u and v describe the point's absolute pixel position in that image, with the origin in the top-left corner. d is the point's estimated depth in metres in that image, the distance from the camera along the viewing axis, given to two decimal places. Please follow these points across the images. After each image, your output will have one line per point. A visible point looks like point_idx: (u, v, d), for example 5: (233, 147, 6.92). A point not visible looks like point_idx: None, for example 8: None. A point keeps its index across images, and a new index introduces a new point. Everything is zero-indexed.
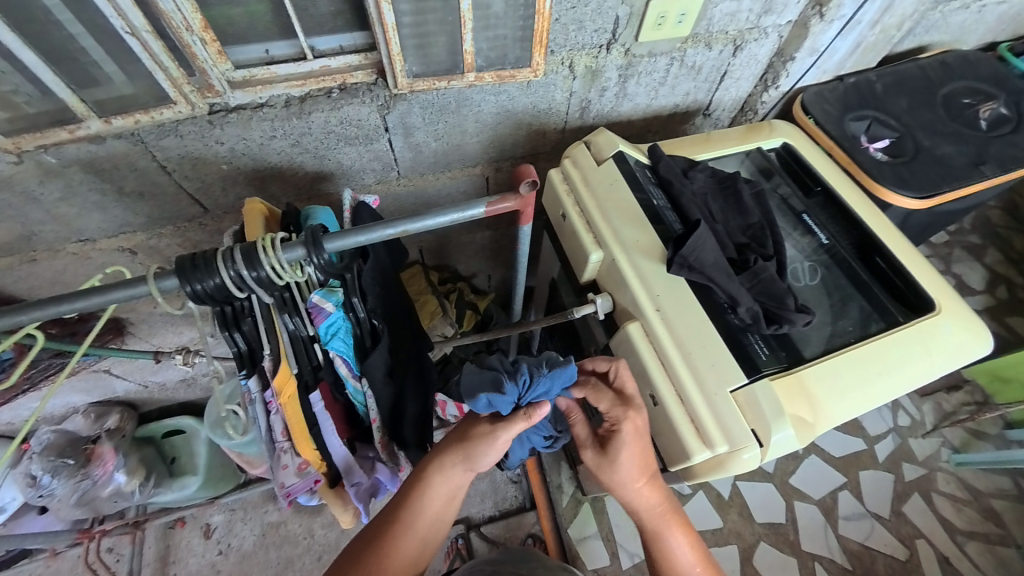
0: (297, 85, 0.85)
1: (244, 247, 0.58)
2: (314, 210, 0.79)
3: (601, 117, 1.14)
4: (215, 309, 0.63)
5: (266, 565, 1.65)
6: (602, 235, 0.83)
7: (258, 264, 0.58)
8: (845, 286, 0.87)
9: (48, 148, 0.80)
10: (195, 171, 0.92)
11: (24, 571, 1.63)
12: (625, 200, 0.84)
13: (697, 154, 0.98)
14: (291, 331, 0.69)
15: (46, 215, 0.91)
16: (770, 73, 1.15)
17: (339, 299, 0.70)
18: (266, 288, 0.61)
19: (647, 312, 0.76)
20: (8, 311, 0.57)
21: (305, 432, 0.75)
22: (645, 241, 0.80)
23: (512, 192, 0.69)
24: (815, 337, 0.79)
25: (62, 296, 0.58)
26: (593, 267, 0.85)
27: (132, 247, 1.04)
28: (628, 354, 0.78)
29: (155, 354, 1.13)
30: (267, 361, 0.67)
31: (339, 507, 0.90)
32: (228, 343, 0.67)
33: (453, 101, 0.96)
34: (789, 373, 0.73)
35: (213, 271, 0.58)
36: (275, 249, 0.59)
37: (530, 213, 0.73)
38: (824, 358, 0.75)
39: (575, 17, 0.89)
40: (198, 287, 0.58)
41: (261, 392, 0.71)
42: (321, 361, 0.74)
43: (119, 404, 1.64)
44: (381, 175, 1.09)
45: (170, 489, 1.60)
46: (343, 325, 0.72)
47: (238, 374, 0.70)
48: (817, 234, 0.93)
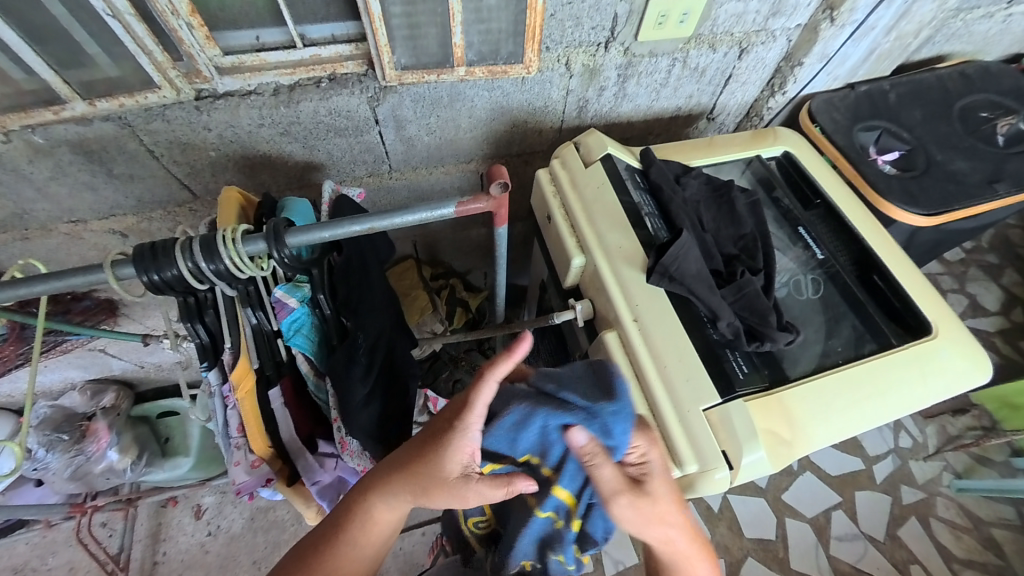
0: (286, 73, 0.85)
1: (204, 238, 0.58)
2: (290, 201, 0.78)
3: (599, 117, 1.11)
4: (179, 297, 0.64)
5: (253, 549, 1.66)
6: (585, 240, 0.80)
7: (217, 255, 0.58)
8: (839, 303, 0.84)
9: (35, 128, 0.80)
10: (184, 156, 0.92)
11: (20, 539, 1.66)
12: (611, 204, 0.81)
13: (694, 159, 0.96)
14: (254, 325, 0.69)
15: (37, 194, 0.92)
16: (777, 78, 1.11)
17: (304, 294, 0.71)
18: (227, 280, 0.61)
19: (625, 322, 0.73)
20: None
21: (260, 429, 0.73)
22: (628, 249, 0.77)
23: (485, 192, 0.66)
24: (804, 356, 0.76)
25: (20, 280, 0.58)
26: (576, 273, 0.83)
27: (124, 230, 1.05)
28: (606, 363, 0.76)
29: (145, 337, 1.14)
30: (228, 354, 0.68)
31: (302, 502, 0.89)
32: (190, 334, 0.68)
33: (445, 95, 0.94)
34: (768, 393, 0.70)
35: (172, 261, 0.57)
36: (236, 241, 0.58)
37: (505, 214, 0.71)
38: (808, 378, 0.72)
39: (572, 13, 0.86)
40: (157, 275, 0.57)
41: (219, 385, 0.72)
42: (284, 357, 0.74)
43: (116, 382, 1.66)
44: (373, 168, 1.08)
45: (162, 469, 1.62)
46: (307, 321, 0.72)
47: (199, 366, 0.70)
48: (815, 249, 0.89)
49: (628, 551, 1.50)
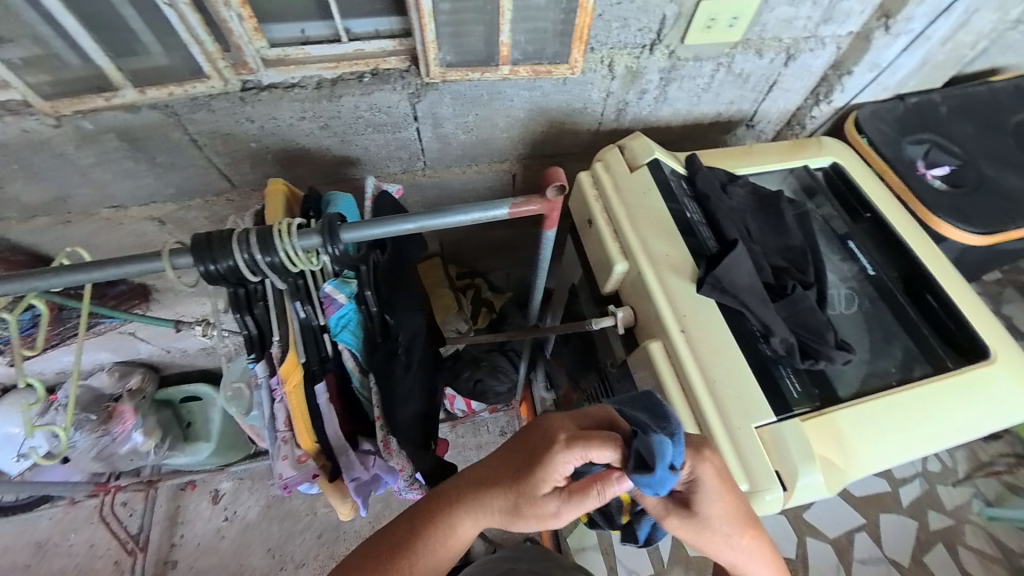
0: (329, 67, 0.85)
1: (260, 231, 0.58)
2: (335, 197, 0.78)
3: (637, 121, 1.09)
4: (228, 289, 0.64)
5: (268, 537, 1.68)
6: (629, 246, 0.78)
7: (273, 249, 0.58)
8: (889, 322, 0.81)
9: (85, 114, 0.81)
10: (225, 147, 0.93)
11: (44, 515, 1.70)
12: (656, 211, 0.80)
13: (738, 167, 0.93)
14: (303, 319, 0.70)
15: (81, 179, 0.93)
16: (823, 87, 1.08)
17: (352, 290, 0.72)
18: (278, 273, 0.60)
19: (670, 331, 0.71)
20: (27, 276, 0.58)
21: (306, 424, 0.73)
22: (675, 257, 0.76)
23: (539, 194, 0.66)
24: (850, 374, 0.74)
25: (80, 265, 0.59)
26: (616, 279, 0.81)
27: (161, 217, 1.07)
28: (646, 373, 0.74)
29: (177, 324, 1.18)
30: (277, 348, 0.68)
31: (337, 499, 0.85)
32: (239, 325, 0.68)
33: (485, 94, 0.93)
34: (818, 413, 0.68)
35: (228, 253, 0.57)
36: (291, 234, 0.58)
37: (556, 218, 0.70)
38: (859, 400, 0.70)
39: (619, 14, 0.85)
40: (212, 267, 0.57)
41: (267, 378, 0.72)
42: (329, 353, 0.76)
43: (142, 365, 1.69)
44: (407, 164, 1.08)
45: (183, 453, 1.65)
46: (355, 317, 0.73)
47: (247, 358, 0.71)
48: (861, 262, 0.87)
49: (643, 562, 1.48)
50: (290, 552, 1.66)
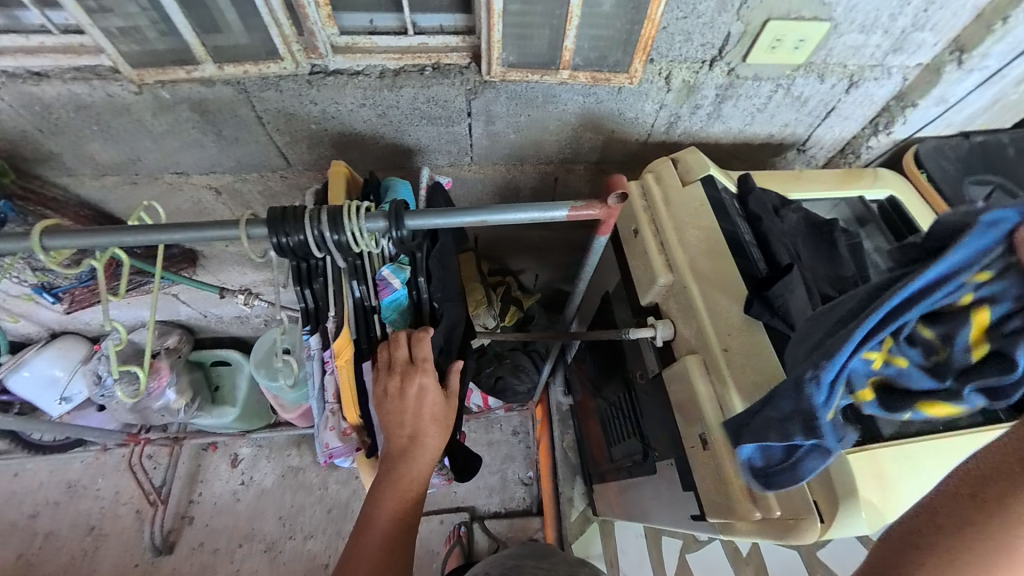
0: (393, 58, 0.87)
1: (332, 209, 0.60)
2: (394, 184, 0.83)
3: (687, 135, 1.09)
4: (293, 262, 0.67)
5: (280, 505, 1.75)
6: (674, 260, 0.80)
7: (342, 228, 0.60)
8: None
9: (166, 84, 0.86)
10: (287, 126, 0.97)
11: (77, 458, 1.80)
12: (710, 227, 0.79)
13: (788, 192, 0.93)
14: (356, 297, 0.72)
15: (153, 145, 0.99)
16: (884, 117, 1.05)
17: (406, 277, 0.76)
18: (342, 252, 0.63)
19: (713, 349, 0.71)
20: (118, 231, 0.62)
21: (354, 401, 0.76)
22: (725, 276, 0.75)
23: (599, 200, 0.66)
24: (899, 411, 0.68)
25: (165, 225, 0.62)
26: (658, 291, 0.82)
27: (219, 187, 1.12)
28: (683, 386, 0.74)
29: (222, 291, 1.24)
30: (331, 324, 0.70)
31: (372, 473, 0.88)
32: (298, 298, 0.71)
33: (540, 96, 0.95)
34: (862, 449, 0.64)
35: (299, 227, 0.60)
36: (359, 216, 0.61)
37: (611, 225, 0.71)
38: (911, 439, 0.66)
39: (685, 28, 0.85)
40: (284, 239, 0.60)
41: (320, 350, 0.75)
42: (378, 334, 0.76)
43: (180, 326, 1.77)
44: (454, 158, 1.10)
45: (210, 415, 1.72)
46: (403, 301, 0.77)
47: (303, 329, 0.74)
48: None
49: None
50: (300, 522, 1.73)
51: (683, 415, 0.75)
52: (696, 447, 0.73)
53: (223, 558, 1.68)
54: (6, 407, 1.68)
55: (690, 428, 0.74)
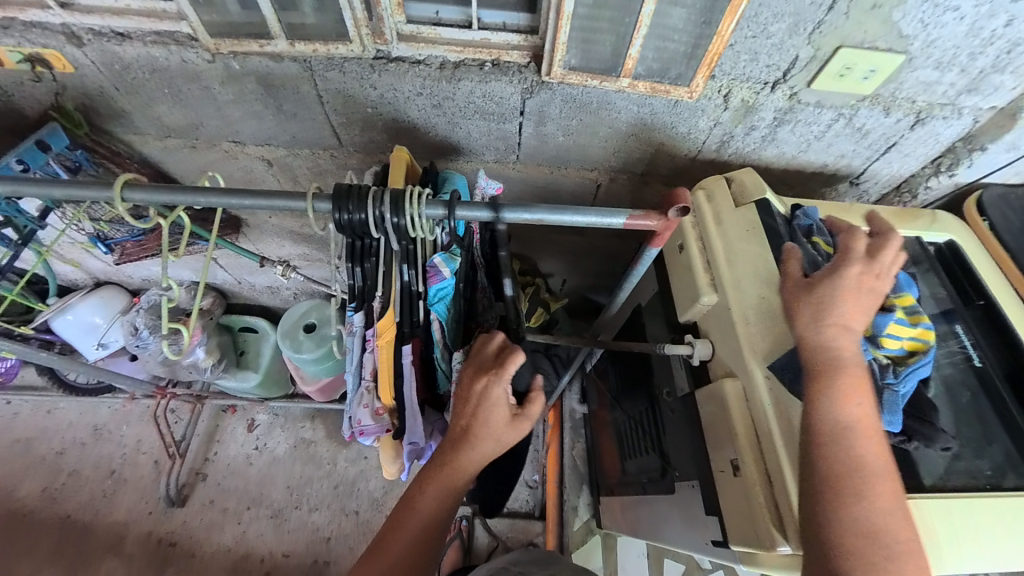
0: (455, 50, 0.89)
1: (395, 192, 0.61)
2: (452, 176, 0.83)
3: (738, 156, 1.07)
4: (349, 240, 0.69)
5: (290, 474, 1.80)
6: (721, 279, 0.78)
7: (402, 212, 0.61)
8: (990, 422, 0.75)
9: (237, 55, 0.90)
10: (344, 108, 0.99)
11: (106, 403, 1.88)
12: (760, 252, 0.79)
13: (845, 224, 0.91)
14: (404, 282, 0.73)
15: (217, 113, 1.03)
16: (947, 158, 1.02)
17: (456, 267, 0.76)
18: (398, 235, 0.64)
19: (756, 375, 0.69)
20: (192, 191, 0.66)
21: (389, 381, 0.76)
22: (772, 302, 0.74)
23: (658, 211, 0.66)
24: (936, 462, 0.70)
25: (237, 191, 0.65)
26: (701, 309, 0.80)
27: (271, 159, 1.16)
28: (719, 410, 0.72)
29: (262, 260, 1.28)
30: (377, 304, 0.72)
31: (389, 457, 0.88)
32: (348, 274, 0.73)
33: (595, 101, 0.94)
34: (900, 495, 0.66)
35: (362, 206, 0.61)
36: (420, 202, 0.62)
37: (665, 238, 0.70)
38: (946, 493, 0.67)
39: (751, 47, 0.83)
40: (345, 216, 0.61)
41: (362, 328, 0.76)
42: (421, 319, 0.77)
43: (214, 289, 1.83)
44: (500, 155, 1.11)
45: (233, 377, 1.77)
46: (450, 292, 0.77)
47: (349, 305, 0.76)
48: (967, 347, 0.81)
49: None
50: (307, 493, 1.77)
51: (715, 438, 0.73)
52: (726, 472, 0.70)
53: (231, 517, 1.73)
54: (47, 347, 1.76)
55: (720, 452, 0.72)
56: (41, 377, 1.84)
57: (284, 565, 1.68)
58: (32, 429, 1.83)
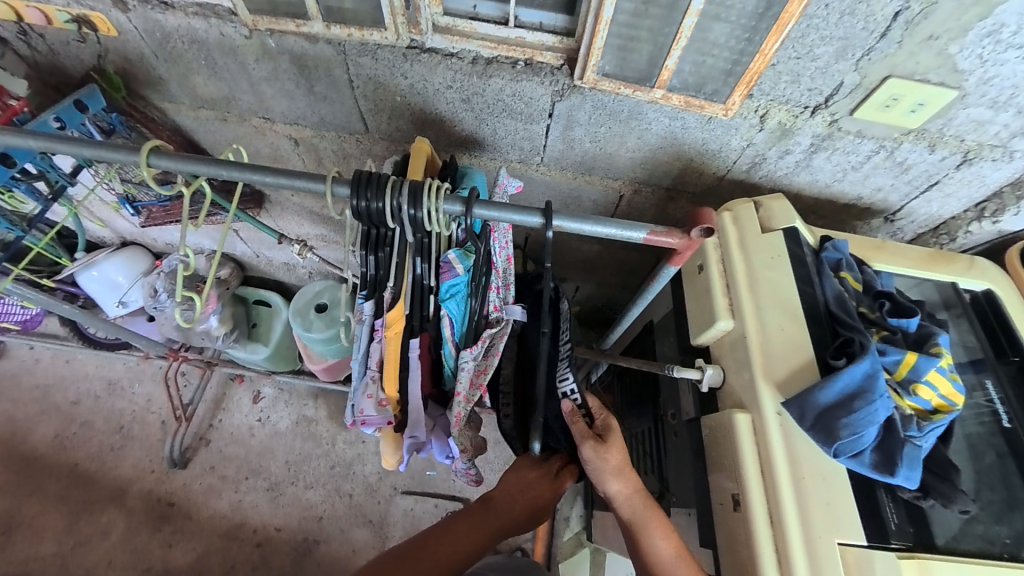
0: (489, 47, 0.88)
1: (413, 184, 0.61)
2: (472, 172, 0.82)
3: (768, 179, 1.03)
4: (364, 227, 0.67)
5: (290, 449, 1.82)
6: (739, 306, 0.75)
7: (420, 204, 0.61)
8: (1016, 488, 0.71)
9: (274, 34, 0.90)
10: (373, 94, 0.99)
11: (121, 359, 1.93)
12: (782, 282, 0.76)
13: (876, 261, 0.87)
14: (416, 275, 0.73)
15: (250, 88, 1.04)
16: (993, 203, 0.97)
17: (470, 264, 0.75)
18: (413, 228, 0.64)
19: (766, 409, 0.67)
20: (215, 163, 0.66)
21: (395, 373, 0.76)
22: (791, 336, 0.71)
23: (680, 230, 0.65)
24: (952, 524, 0.67)
25: (261, 167, 0.66)
26: (714, 334, 0.77)
27: (298, 139, 1.17)
28: (724, 440, 0.70)
29: (281, 237, 1.29)
30: (388, 295, 0.71)
31: (390, 449, 0.86)
32: (360, 261, 0.71)
33: (626, 110, 0.93)
34: (911, 555, 0.62)
35: (380, 195, 0.60)
36: (439, 196, 0.61)
37: (684, 257, 0.69)
38: (963, 558, 0.64)
39: (794, 69, 0.80)
40: (363, 204, 0.61)
41: (372, 317, 0.75)
42: (431, 314, 0.77)
43: (233, 260, 1.87)
44: (525, 156, 1.10)
45: (244, 348, 1.80)
46: (464, 289, 0.76)
47: (359, 293, 0.74)
48: (997, 405, 0.77)
49: None
50: (304, 470, 1.80)
51: (716, 468, 0.71)
52: (725, 505, 0.69)
53: (229, 485, 1.77)
54: (71, 300, 1.82)
55: (721, 484, 0.70)
56: (62, 327, 1.90)
57: (275, 538, 1.71)
58: (51, 376, 1.89)
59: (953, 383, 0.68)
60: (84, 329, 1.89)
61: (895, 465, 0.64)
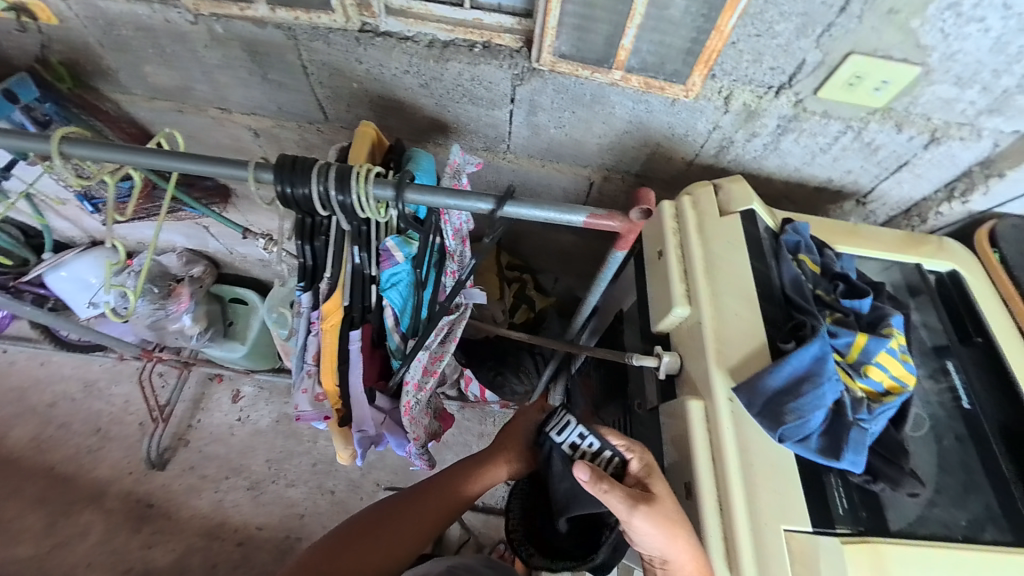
0: (446, 29, 0.85)
1: (341, 167, 0.59)
2: (419, 155, 0.79)
3: (737, 164, 1.01)
4: (297, 216, 0.64)
5: (270, 447, 1.80)
6: (696, 292, 0.73)
7: (348, 189, 0.59)
8: (976, 471, 0.71)
9: (221, 18, 0.87)
10: (330, 81, 0.96)
11: (97, 361, 1.89)
12: (738, 267, 0.75)
13: (838, 244, 0.86)
14: (355, 264, 0.71)
15: (203, 76, 1.00)
16: (962, 183, 0.95)
17: (411, 251, 0.73)
18: (346, 214, 0.62)
19: (718, 396, 0.66)
20: (135, 151, 0.63)
21: (333, 365, 0.75)
22: (746, 322, 0.70)
23: (621, 213, 0.64)
24: (909, 510, 0.67)
25: (183, 154, 0.63)
26: (673, 322, 0.76)
27: (258, 129, 1.13)
28: (677, 430, 0.69)
29: (246, 232, 1.26)
30: (325, 285, 0.70)
31: (341, 443, 0.86)
32: (296, 251, 0.68)
33: (589, 94, 0.90)
34: (862, 541, 0.62)
35: (307, 180, 0.58)
36: (367, 180, 0.59)
37: (631, 240, 0.67)
38: (915, 542, 0.63)
39: (756, 47, 0.78)
40: (289, 189, 0.59)
41: (308, 310, 0.73)
42: (372, 305, 0.76)
43: (207, 257, 1.83)
44: (491, 144, 1.07)
45: (220, 347, 1.77)
46: (405, 277, 0.75)
47: (295, 285, 0.71)
48: (958, 389, 0.76)
49: None
50: (286, 467, 1.77)
51: (670, 456, 0.70)
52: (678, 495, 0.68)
53: (209, 484, 1.74)
54: (41, 301, 1.78)
55: (675, 474, 0.69)
56: (34, 330, 1.86)
57: (256, 537, 1.69)
58: (24, 380, 1.85)
59: (903, 364, 0.68)
60: (56, 331, 1.85)
61: (841, 450, 0.63)
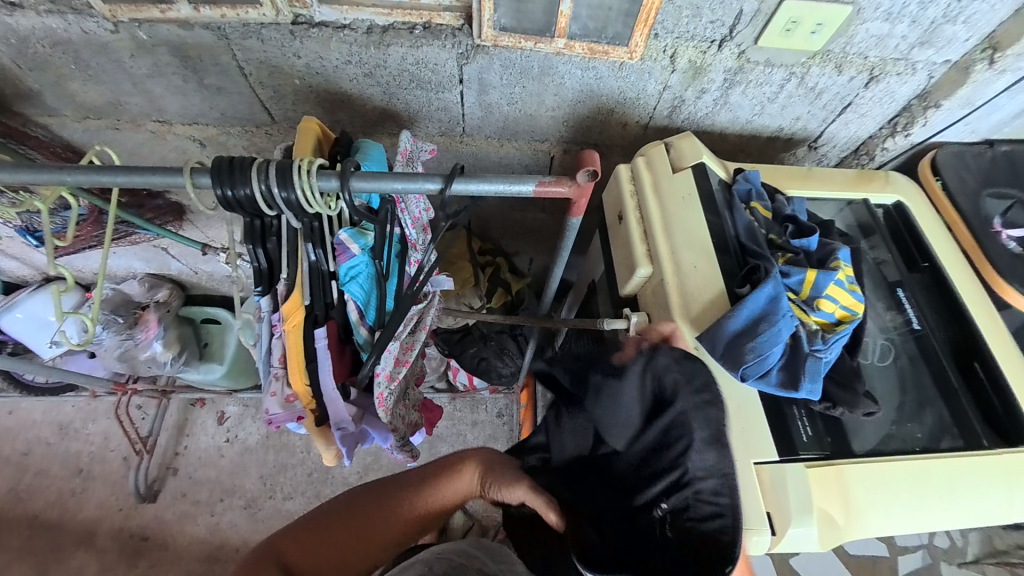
0: (384, 13, 0.83)
1: (280, 164, 0.58)
2: (366, 146, 0.79)
3: (691, 122, 1.03)
4: (246, 218, 0.65)
5: (262, 464, 1.77)
6: (656, 251, 0.76)
7: (291, 184, 0.58)
8: (928, 388, 0.77)
9: (142, 23, 0.82)
10: (270, 79, 0.93)
11: (68, 401, 1.82)
12: (694, 221, 0.76)
13: (789, 188, 0.88)
14: (312, 262, 0.70)
15: (133, 87, 0.95)
16: (903, 117, 0.99)
17: (366, 242, 0.73)
18: (294, 211, 0.61)
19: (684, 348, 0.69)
20: (56, 169, 0.60)
21: (300, 366, 0.73)
22: (704, 272, 0.73)
23: (569, 178, 0.64)
24: (870, 430, 0.72)
25: (108, 167, 0.61)
26: (638, 283, 0.78)
27: (203, 139, 1.09)
28: None
29: (205, 247, 1.21)
30: (283, 285, 0.70)
31: (322, 444, 0.83)
32: (251, 257, 0.69)
33: (536, 66, 0.89)
34: (828, 463, 0.66)
35: (247, 180, 0.58)
36: (311, 173, 0.59)
37: (583, 205, 0.68)
38: (875, 459, 0.68)
39: (693, 2, 0.79)
40: (230, 192, 0.58)
41: (269, 313, 0.74)
42: (335, 300, 0.75)
43: (171, 281, 1.75)
44: (446, 128, 1.06)
45: (196, 370, 1.72)
46: (364, 270, 0.74)
47: (254, 290, 0.73)
48: (908, 314, 0.81)
49: None
50: (281, 481, 1.75)
51: None
52: None
53: (204, 509, 1.71)
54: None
55: None
56: None
57: None
58: None
59: (851, 293, 0.71)
60: (20, 375, 1.76)
61: (798, 380, 0.66)
